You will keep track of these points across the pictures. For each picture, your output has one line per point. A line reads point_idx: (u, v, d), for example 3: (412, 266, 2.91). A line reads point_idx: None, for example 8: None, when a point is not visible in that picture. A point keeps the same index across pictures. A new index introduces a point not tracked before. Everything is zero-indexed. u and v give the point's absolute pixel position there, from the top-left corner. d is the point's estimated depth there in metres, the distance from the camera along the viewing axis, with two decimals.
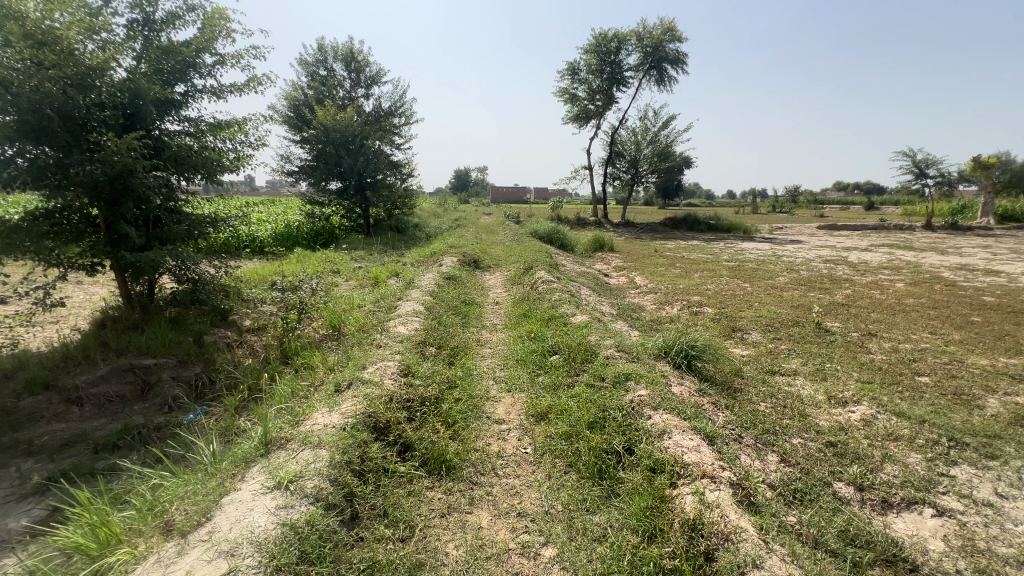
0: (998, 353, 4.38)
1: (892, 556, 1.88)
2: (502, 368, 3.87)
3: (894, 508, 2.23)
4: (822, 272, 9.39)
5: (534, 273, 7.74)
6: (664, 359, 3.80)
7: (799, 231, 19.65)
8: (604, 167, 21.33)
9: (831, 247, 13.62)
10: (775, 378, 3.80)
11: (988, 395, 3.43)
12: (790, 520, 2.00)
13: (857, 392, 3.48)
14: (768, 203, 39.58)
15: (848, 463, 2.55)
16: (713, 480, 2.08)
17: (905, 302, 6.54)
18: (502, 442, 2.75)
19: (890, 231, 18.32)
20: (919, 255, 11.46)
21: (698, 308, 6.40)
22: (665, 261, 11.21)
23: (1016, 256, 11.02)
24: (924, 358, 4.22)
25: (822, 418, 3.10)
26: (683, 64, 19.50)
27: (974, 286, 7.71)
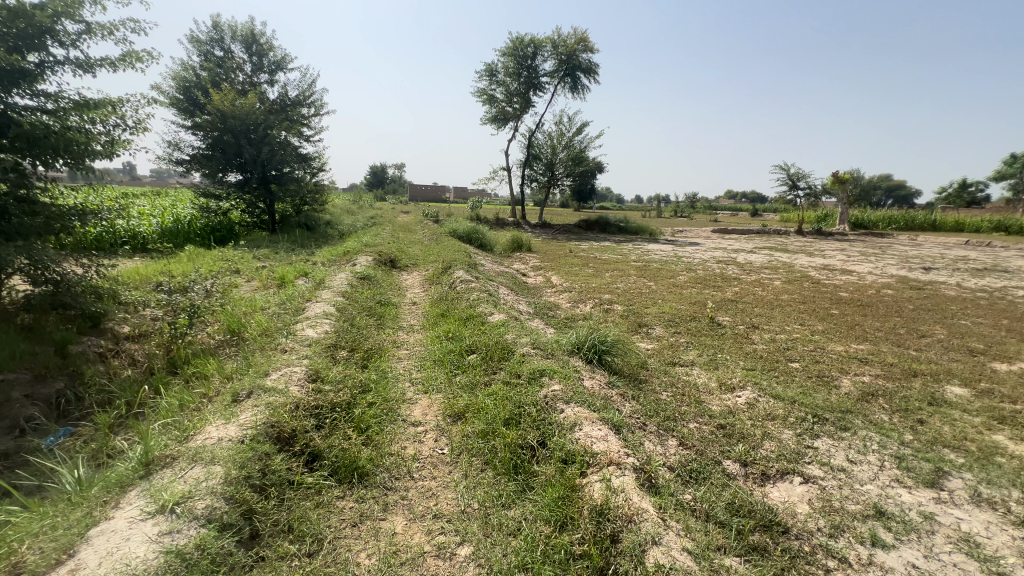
0: (850, 341, 5.15)
1: (769, 522, 2.12)
2: (419, 369, 3.81)
3: (771, 479, 2.53)
4: (715, 272, 10.39)
5: (452, 272, 7.71)
6: (576, 355, 3.98)
7: (698, 233, 21.53)
8: (522, 168, 21.78)
9: (723, 249, 15.11)
10: (675, 369, 4.14)
11: (842, 377, 4.02)
12: (685, 498, 2.19)
13: (743, 379, 3.90)
14: (670, 208, 42.93)
15: (734, 442, 2.85)
16: (618, 466, 2.21)
17: (781, 298, 7.44)
18: (419, 444, 2.70)
19: (770, 236, 20.72)
20: (792, 257, 13.10)
21: (609, 305, 6.77)
22: (579, 261, 11.70)
23: (864, 258, 13.05)
24: (795, 346, 4.85)
25: (715, 403, 3.43)
26: (595, 74, 20.51)
27: (833, 283, 8.98)
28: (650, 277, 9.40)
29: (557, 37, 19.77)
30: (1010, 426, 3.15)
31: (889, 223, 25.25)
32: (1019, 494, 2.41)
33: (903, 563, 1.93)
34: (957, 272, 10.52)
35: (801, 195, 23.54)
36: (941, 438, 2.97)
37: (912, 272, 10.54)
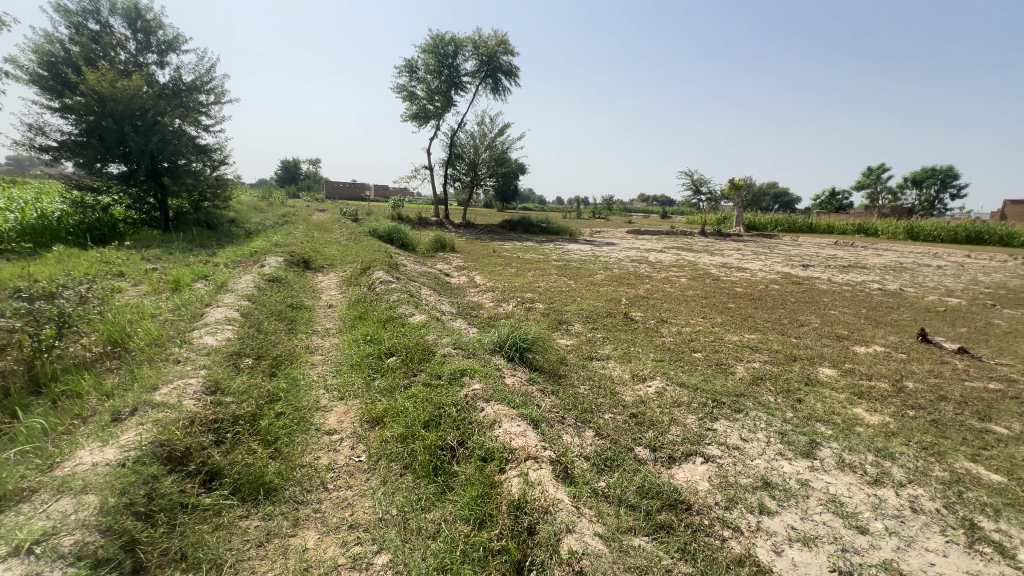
0: (744, 331, 5.72)
1: (674, 501, 2.29)
2: (335, 375, 3.63)
3: (677, 462, 2.73)
4: (629, 270, 11.03)
5: (372, 273, 7.44)
6: (498, 353, 4.03)
7: (614, 234, 22.71)
8: (444, 167, 21.55)
9: (637, 249, 16.07)
10: (592, 363, 4.33)
11: (737, 363, 4.45)
12: (600, 486, 2.30)
13: (653, 369, 4.18)
14: (589, 210, 44.84)
15: (645, 430, 3.04)
16: (536, 459, 2.27)
17: (687, 294, 8.07)
18: (333, 453, 2.57)
19: (678, 237, 22.39)
20: (696, 256, 14.27)
21: (531, 303, 6.91)
22: (502, 261, 11.81)
23: (755, 257, 14.55)
24: (697, 338, 5.29)
25: (628, 393, 3.64)
26: (515, 77, 20.84)
27: (730, 279, 9.92)
28: (570, 276, 9.75)
29: (478, 38, 19.80)
30: (867, 399, 3.67)
31: (776, 225, 28.38)
32: (873, 457, 2.82)
33: (784, 526, 2.18)
34: (828, 269, 12.08)
35: (704, 199, 25.70)
36: (814, 414, 3.39)
37: (793, 269, 11.92)
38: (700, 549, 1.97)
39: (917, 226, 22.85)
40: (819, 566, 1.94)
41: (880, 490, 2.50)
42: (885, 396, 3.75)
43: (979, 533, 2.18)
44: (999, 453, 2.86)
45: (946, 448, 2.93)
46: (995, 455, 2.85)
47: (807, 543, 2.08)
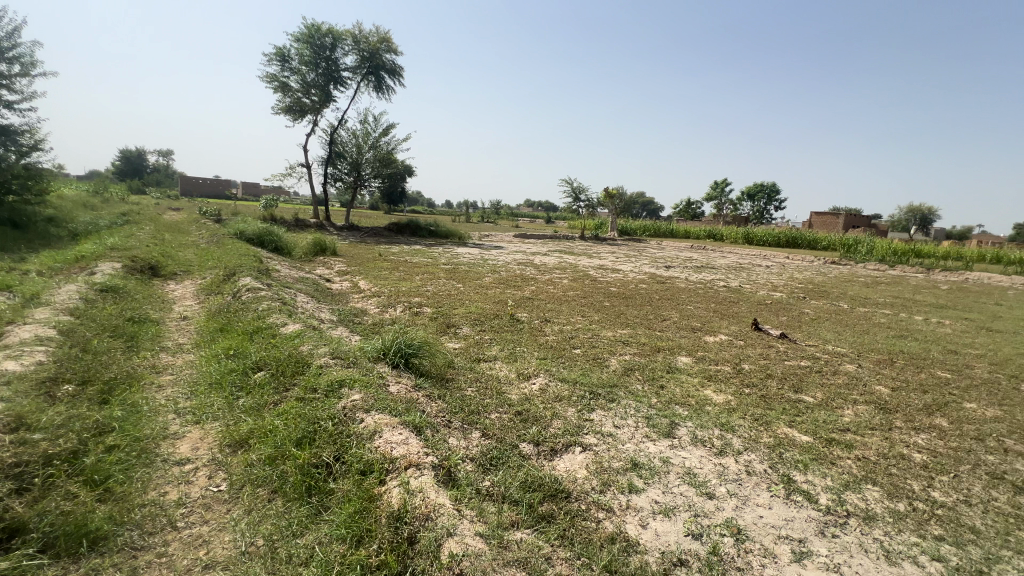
0: (617, 327, 6.25)
1: (554, 491, 2.41)
2: (189, 397, 3.17)
3: (558, 453, 2.88)
4: (515, 273, 11.40)
5: (237, 279, 6.68)
6: (382, 360, 3.88)
7: (502, 238, 23.32)
8: (323, 166, 20.19)
9: (523, 252, 16.69)
10: (480, 364, 4.38)
11: (611, 357, 4.85)
12: (484, 485, 2.34)
13: (537, 367, 4.36)
14: (477, 213, 45.47)
15: (529, 426, 3.15)
16: (418, 467, 2.25)
17: (568, 294, 8.58)
18: (184, 486, 2.25)
19: (561, 240, 23.73)
20: (577, 259, 15.26)
21: (418, 308, 6.79)
22: (388, 265, 11.41)
23: (627, 259, 16.01)
24: (577, 335, 5.65)
25: (514, 392, 3.75)
26: (400, 76, 20.32)
27: (606, 280, 10.78)
28: (458, 279, 9.78)
29: (358, 32, 18.92)
30: (714, 381, 4.25)
31: (645, 230, 31.52)
32: (719, 431, 3.27)
33: (649, 501, 2.42)
34: (685, 269, 13.75)
35: (583, 206, 27.62)
36: (673, 398, 3.83)
37: (658, 270, 13.35)
38: (577, 534, 2.09)
39: (752, 232, 27.12)
40: (677, 532, 2.19)
41: (724, 458, 2.91)
42: (728, 377, 4.38)
43: (794, 485, 2.64)
44: (807, 418, 3.51)
45: (772, 417, 3.50)
46: (805, 419, 3.49)
47: (667, 513, 2.33)
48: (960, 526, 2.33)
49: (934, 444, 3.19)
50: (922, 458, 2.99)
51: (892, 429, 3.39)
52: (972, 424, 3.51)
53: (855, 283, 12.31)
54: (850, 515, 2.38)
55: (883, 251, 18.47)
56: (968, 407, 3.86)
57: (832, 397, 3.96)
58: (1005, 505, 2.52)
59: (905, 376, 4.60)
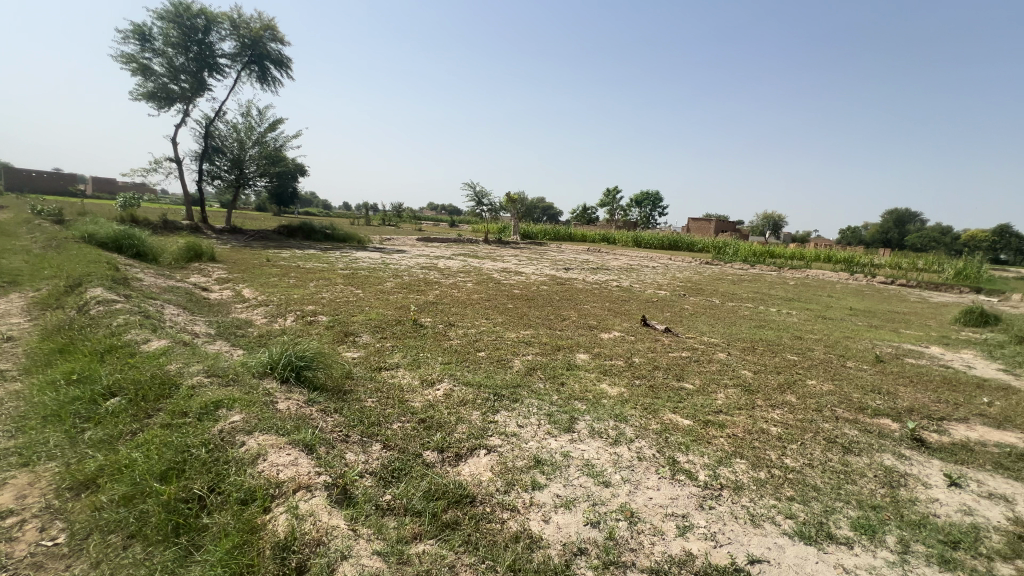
0: (520, 328, 6.41)
1: (458, 496, 2.39)
2: (13, 434, 2.61)
3: (463, 458, 2.86)
4: (419, 277, 11.17)
5: (84, 290, 5.67)
6: (269, 376, 3.56)
7: (404, 241, 22.72)
8: (197, 161, 18.02)
9: (427, 256, 16.42)
10: (381, 373, 4.20)
11: (515, 357, 4.95)
12: (385, 499, 2.25)
13: (441, 372, 4.30)
14: (377, 216, 43.75)
15: (433, 433, 3.09)
16: (309, 489, 2.12)
17: (473, 297, 8.61)
18: (5, 544, 1.83)
19: (465, 244, 23.75)
20: (481, 262, 15.40)
21: (312, 316, 6.32)
22: (276, 271, 10.49)
23: (529, 262, 16.49)
24: (482, 338, 5.68)
25: (417, 399, 3.65)
26: (287, 68, 18.89)
27: (509, 282, 11.02)
28: (357, 285, 9.32)
29: (236, 16, 17.23)
30: (609, 375, 4.53)
31: (546, 234, 32.72)
32: (614, 422, 3.49)
33: (551, 496, 2.50)
34: (583, 271, 14.54)
35: (486, 210, 27.93)
36: (573, 394, 4.00)
37: (558, 272, 13.94)
38: (482, 537, 2.09)
39: (640, 236, 29.53)
40: (577, 523, 2.28)
41: (618, 447, 3.10)
42: (621, 371, 4.69)
43: (677, 465, 2.90)
44: (688, 403, 3.89)
45: (659, 405, 3.83)
46: (686, 405, 3.86)
47: (568, 506, 2.42)
48: (806, 486, 2.73)
49: (786, 417, 3.72)
50: (777, 430, 3.46)
51: (754, 407, 3.89)
52: (813, 398, 4.15)
53: (725, 281, 13.95)
54: (723, 487, 2.67)
55: (746, 253, 21.17)
56: (810, 383, 4.57)
57: (707, 382, 4.43)
58: (837, 464, 3.02)
59: (764, 360, 5.31)
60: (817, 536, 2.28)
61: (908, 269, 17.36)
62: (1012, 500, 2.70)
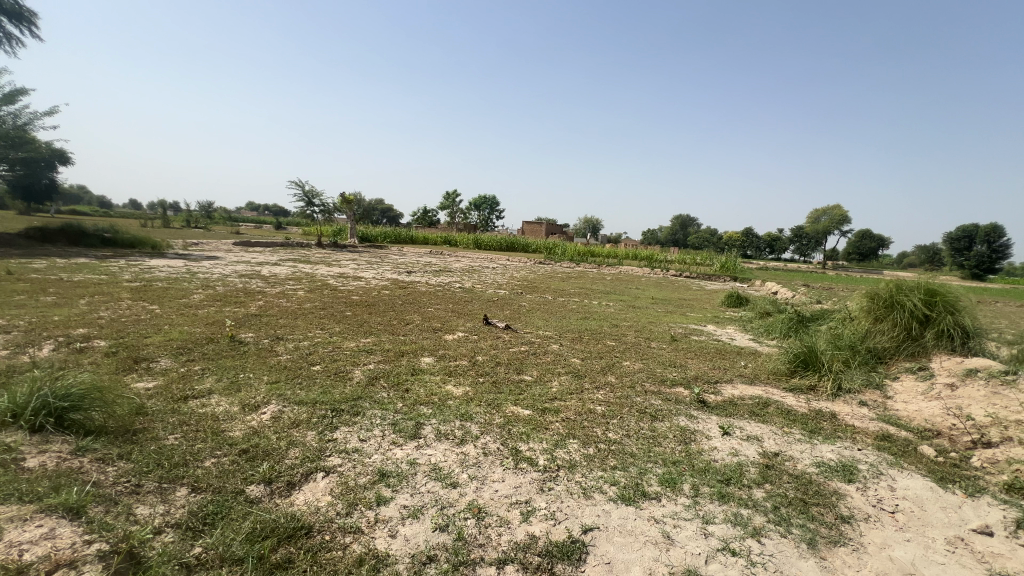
0: (361, 336, 6.05)
1: (291, 530, 2.14)
2: None
3: (296, 486, 2.56)
4: (236, 286, 9.73)
5: None
6: (11, 427, 2.68)
7: (216, 246, 19.60)
8: None
9: (246, 262, 14.42)
10: (187, 403, 3.51)
11: (355, 368, 4.64)
12: (192, 554, 1.91)
13: (267, 394, 3.79)
14: (177, 217, 36.87)
15: (259, 463, 2.71)
16: (73, 565, 1.70)
17: (304, 306, 7.83)
18: None
19: (294, 248, 21.56)
20: (313, 268, 14.15)
21: (82, 343, 4.98)
22: (23, 286, 8.02)
23: (367, 266, 15.69)
24: (316, 350, 5.19)
25: (237, 429, 3.15)
26: (30, 24, 14.65)
27: (346, 288, 10.34)
28: (151, 299, 7.69)
29: None
30: (454, 376, 4.57)
31: (386, 237, 31.59)
32: (459, 422, 3.52)
33: (398, 508, 2.40)
34: (425, 274, 14.48)
35: (317, 211, 25.78)
36: (418, 399, 3.92)
37: (399, 275, 13.55)
38: (320, 570, 1.91)
39: (480, 238, 30.62)
40: (425, 531, 2.24)
41: (464, 446, 3.14)
42: (465, 370, 4.76)
43: (520, 454, 3.06)
44: (527, 395, 4.15)
45: (502, 400, 3.99)
46: (526, 396, 4.11)
47: (416, 515, 2.36)
48: (625, 453, 3.15)
49: (607, 396, 4.23)
50: (601, 408, 3.92)
51: (582, 390, 4.34)
52: (627, 376, 4.82)
53: (555, 278, 15.34)
54: (559, 468, 2.91)
55: (572, 254, 23.58)
56: (625, 364, 5.28)
57: (543, 373, 4.80)
58: (647, 430, 3.55)
59: (589, 347, 5.96)
60: (635, 496, 2.64)
61: (690, 263, 21.33)
62: (761, 438, 3.53)
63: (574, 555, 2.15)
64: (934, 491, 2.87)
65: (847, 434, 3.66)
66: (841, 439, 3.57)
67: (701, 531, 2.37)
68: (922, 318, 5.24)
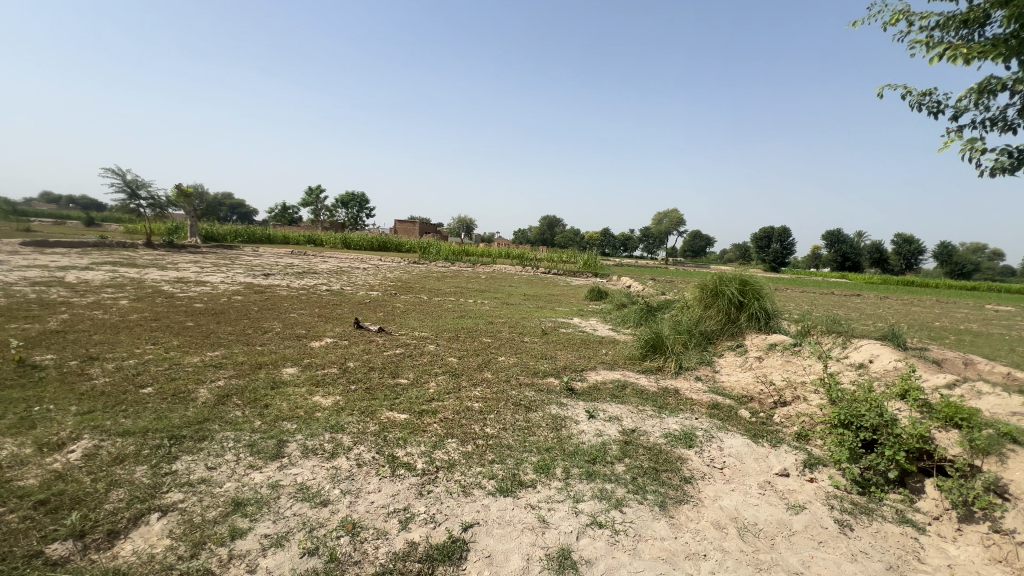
0: (206, 349, 5.27)
1: None
2: None
3: (121, 534, 2.14)
4: (26, 296, 7.76)
5: None
6: None
7: None
8: None
9: (40, 267, 11.58)
10: None
11: (199, 387, 4.02)
12: None
13: (76, 427, 3.09)
14: None
15: (65, 514, 2.20)
16: None
17: (128, 318, 6.56)
18: None
19: (113, 249, 17.95)
20: (140, 271, 11.93)
21: None
22: None
23: (213, 269, 13.74)
24: (146, 369, 4.38)
25: (31, 476, 2.51)
26: None
27: (186, 295, 8.93)
28: None
29: None
30: (322, 386, 4.22)
31: (236, 235, 28.01)
32: (329, 434, 3.27)
33: (257, 539, 2.15)
34: (286, 276, 13.20)
35: (144, 205, 21.83)
36: (280, 415, 3.54)
37: (254, 279, 12.10)
38: None
39: (349, 237, 28.93)
40: (291, 559, 2.04)
41: (335, 460, 2.93)
42: (335, 379, 4.44)
43: (397, 461, 2.95)
44: (403, 398, 4.02)
45: (376, 406, 3.81)
46: (402, 400, 3.98)
47: (279, 543, 2.13)
48: (502, 446, 3.24)
49: (484, 393, 4.30)
50: (478, 405, 3.98)
51: (459, 389, 4.36)
52: (503, 371, 4.96)
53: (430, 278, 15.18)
54: (438, 469, 2.88)
55: (447, 253, 23.56)
56: (500, 359, 5.44)
57: (420, 374, 4.70)
58: (522, 421, 3.70)
59: (465, 346, 6.01)
60: (512, 487, 2.73)
61: (558, 261, 22.73)
62: (621, 417, 3.91)
63: (455, 555, 2.15)
64: (750, 446, 3.48)
65: (688, 407, 4.25)
66: (683, 411, 4.13)
67: (573, 510, 2.55)
68: (738, 304, 6.32)
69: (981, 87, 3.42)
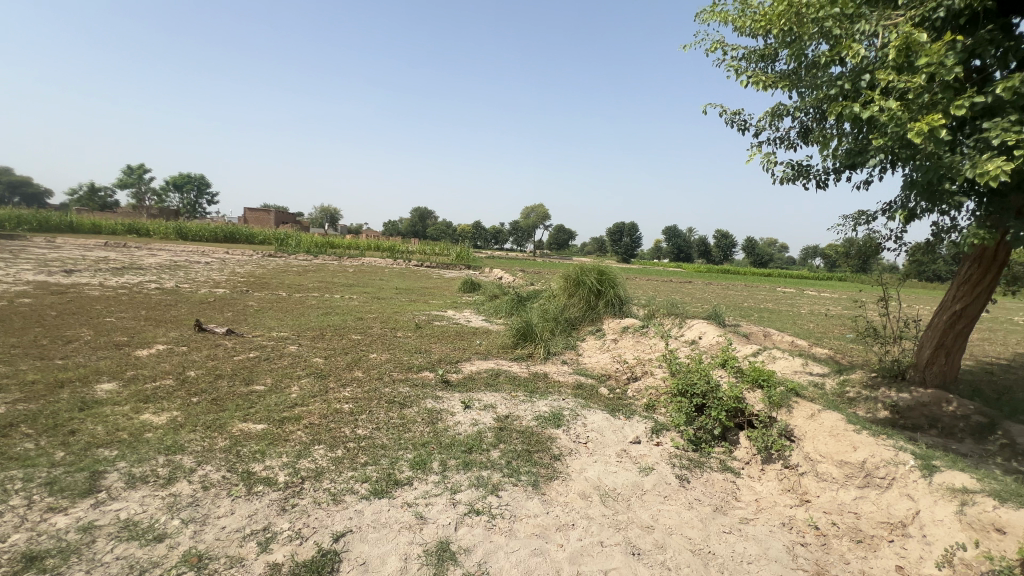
0: None
1: None
2: None
3: None
4: None
5: None
6: None
7: None
8: None
9: None
10: None
11: None
12: None
13: None
14: None
15: None
16: None
17: None
18: None
19: None
20: None
21: None
22: None
23: None
24: None
25: None
26: None
27: None
28: None
29: None
30: (153, 402, 3.57)
31: (19, 221, 22.16)
32: (163, 458, 2.79)
33: None
34: (96, 272, 10.88)
35: None
36: (94, 442, 2.91)
37: (48, 276, 9.68)
38: None
39: (184, 226, 24.87)
40: None
41: (173, 486, 2.51)
42: (170, 392, 3.79)
43: (254, 477, 2.64)
44: (259, 407, 3.61)
45: (225, 419, 3.36)
46: (258, 409, 3.56)
47: None
48: (376, 447, 3.10)
49: (355, 392, 4.07)
50: (348, 406, 3.75)
51: (327, 391, 4.06)
52: (375, 369, 4.74)
53: (289, 272, 13.86)
54: (303, 480, 2.65)
55: (309, 244, 21.70)
56: (371, 356, 5.19)
57: (280, 379, 4.26)
58: (397, 419, 3.59)
59: (332, 344, 5.62)
60: (388, 487, 2.63)
61: (430, 253, 22.41)
62: (495, 405, 4.02)
63: (326, 568, 2.01)
64: (609, 420, 3.86)
65: (556, 389, 4.54)
66: (553, 394, 4.40)
67: (450, 502, 2.55)
68: (596, 292, 6.93)
69: (773, 111, 4.23)
